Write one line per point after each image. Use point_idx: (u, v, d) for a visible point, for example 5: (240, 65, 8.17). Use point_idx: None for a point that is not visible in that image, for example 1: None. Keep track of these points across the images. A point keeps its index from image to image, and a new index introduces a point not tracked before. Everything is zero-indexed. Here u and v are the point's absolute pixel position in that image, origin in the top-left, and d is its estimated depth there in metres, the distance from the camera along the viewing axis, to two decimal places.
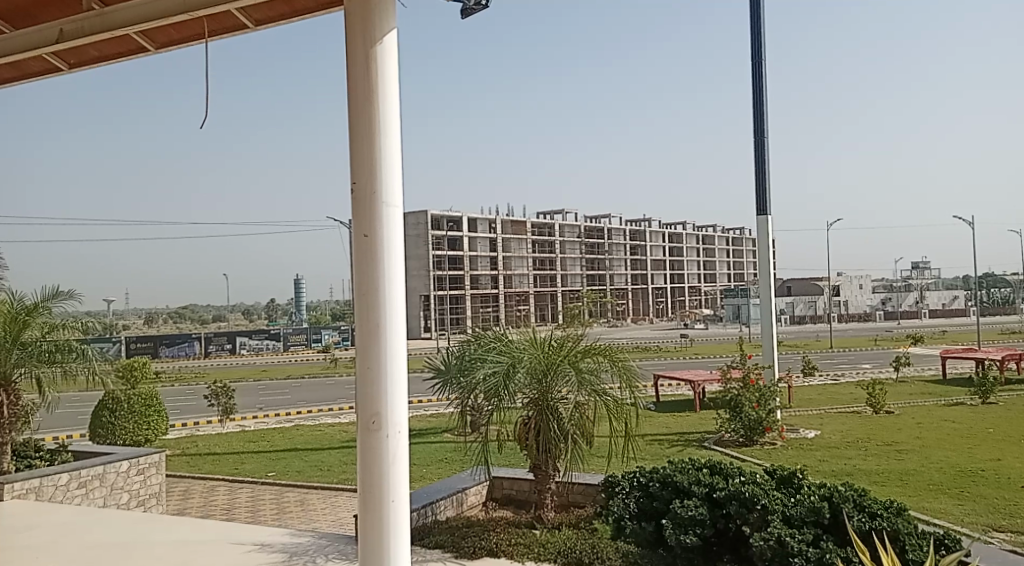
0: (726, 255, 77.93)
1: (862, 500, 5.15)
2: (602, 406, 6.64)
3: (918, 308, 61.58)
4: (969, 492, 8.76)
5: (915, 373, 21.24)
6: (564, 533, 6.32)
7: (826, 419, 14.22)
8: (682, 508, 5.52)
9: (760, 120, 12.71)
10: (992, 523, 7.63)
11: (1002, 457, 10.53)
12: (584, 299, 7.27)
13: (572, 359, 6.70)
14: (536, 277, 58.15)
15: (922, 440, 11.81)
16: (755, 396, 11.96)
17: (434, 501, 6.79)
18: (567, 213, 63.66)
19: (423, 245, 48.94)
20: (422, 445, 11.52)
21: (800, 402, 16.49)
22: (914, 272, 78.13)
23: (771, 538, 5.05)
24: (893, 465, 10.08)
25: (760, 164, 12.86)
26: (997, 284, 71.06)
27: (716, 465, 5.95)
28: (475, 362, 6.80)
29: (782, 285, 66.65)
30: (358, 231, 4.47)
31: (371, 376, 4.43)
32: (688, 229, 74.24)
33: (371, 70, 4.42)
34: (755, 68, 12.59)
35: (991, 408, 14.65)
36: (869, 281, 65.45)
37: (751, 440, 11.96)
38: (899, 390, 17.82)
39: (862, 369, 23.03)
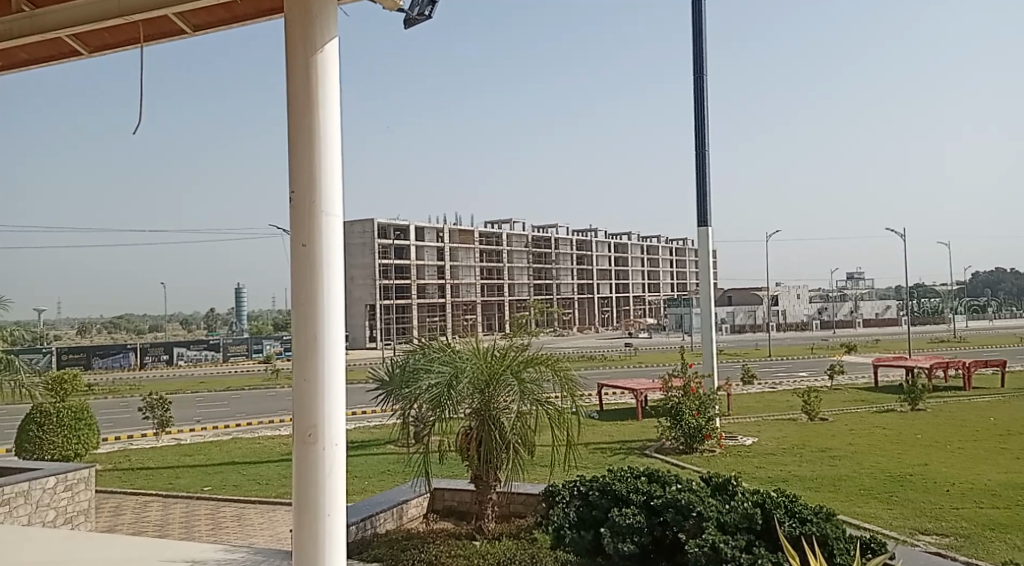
0: (670, 265, 79.25)
1: (794, 506, 5.29)
2: (545, 415, 6.67)
3: (852, 317, 63.35)
4: (896, 496, 9.04)
5: (848, 380, 21.95)
6: (504, 544, 6.32)
7: (763, 426, 14.54)
8: (620, 516, 5.59)
9: (702, 135, 12.98)
10: (918, 526, 7.91)
11: (929, 462, 10.89)
12: (531, 308, 7.33)
13: (514, 369, 6.71)
14: (483, 286, 58.12)
15: (854, 446, 12.16)
16: (695, 405, 12.18)
17: (373, 514, 6.70)
18: (514, 223, 63.91)
19: (369, 254, 48.40)
20: (364, 457, 11.43)
21: (738, 409, 16.84)
22: (848, 283, 80.50)
23: (706, 544, 5.12)
24: (827, 471, 10.35)
25: (701, 174, 13.10)
26: (927, 296, 73.55)
27: (654, 472, 6.05)
28: (419, 373, 6.79)
29: (722, 295, 67.90)
30: (296, 241, 4.42)
31: (308, 389, 4.38)
32: (634, 239, 75.21)
33: (311, 79, 4.39)
34: (697, 82, 12.86)
35: (919, 415, 15.17)
36: (806, 290, 67.09)
37: (692, 447, 12.08)
38: (833, 397, 18.35)
39: (798, 377, 23.64)
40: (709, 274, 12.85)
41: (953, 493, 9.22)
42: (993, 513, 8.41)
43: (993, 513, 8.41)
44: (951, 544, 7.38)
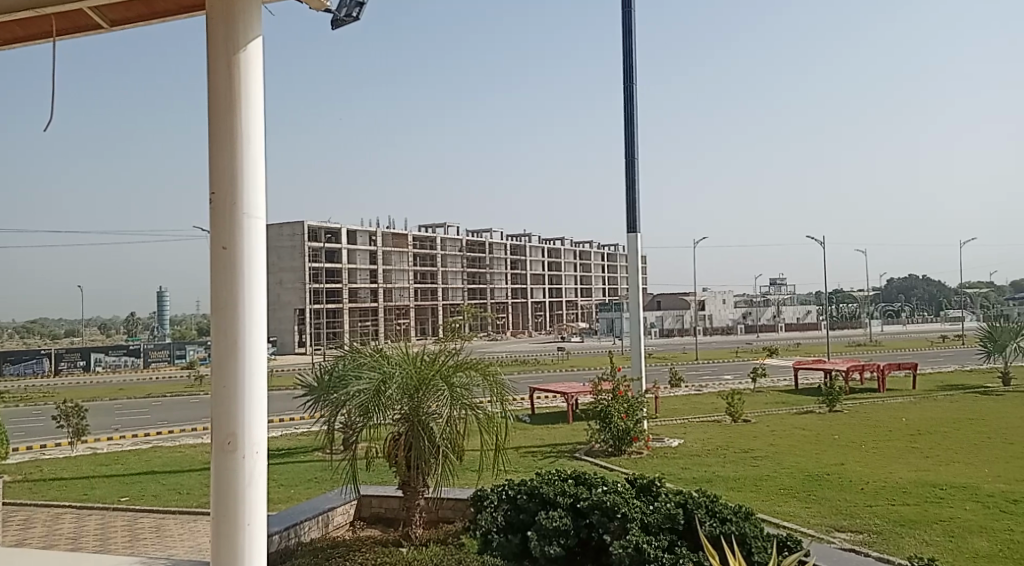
0: (603, 270, 80.22)
1: (714, 505, 5.43)
2: (474, 420, 6.68)
3: (775, 322, 65.21)
4: (814, 495, 9.34)
5: (770, 383, 22.59)
6: (432, 549, 6.30)
7: (689, 428, 14.83)
8: (547, 519, 5.63)
9: (632, 142, 13.18)
10: (833, 523, 8.20)
11: (844, 461, 11.30)
12: (465, 313, 7.33)
13: (444, 373, 6.68)
14: (416, 291, 57.75)
15: (775, 446, 12.53)
16: (623, 407, 12.34)
17: (298, 522, 6.58)
18: (448, 227, 63.72)
19: (298, 257, 47.60)
20: (290, 465, 11.23)
21: (665, 412, 17.15)
22: (772, 289, 82.85)
23: (629, 546, 5.20)
24: (749, 471, 10.62)
25: (630, 180, 13.31)
26: (847, 302, 76.22)
27: (581, 475, 6.12)
28: (348, 378, 6.71)
29: (652, 300, 69.02)
30: (216, 243, 4.33)
31: (227, 395, 4.29)
32: (567, 245, 75.83)
33: (234, 78, 4.31)
34: (627, 90, 13.07)
35: (836, 416, 15.72)
36: (732, 295, 68.75)
37: (620, 450, 12.25)
38: (756, 399, 18.85)
39: (723, 380, 24.21)
40: (638, 279, 13.07)
41: (867, 491, 9.58)
42: (903, 510, 8.77)
43: (904, 509, 8.77)
44: (865, 540, 7.67)
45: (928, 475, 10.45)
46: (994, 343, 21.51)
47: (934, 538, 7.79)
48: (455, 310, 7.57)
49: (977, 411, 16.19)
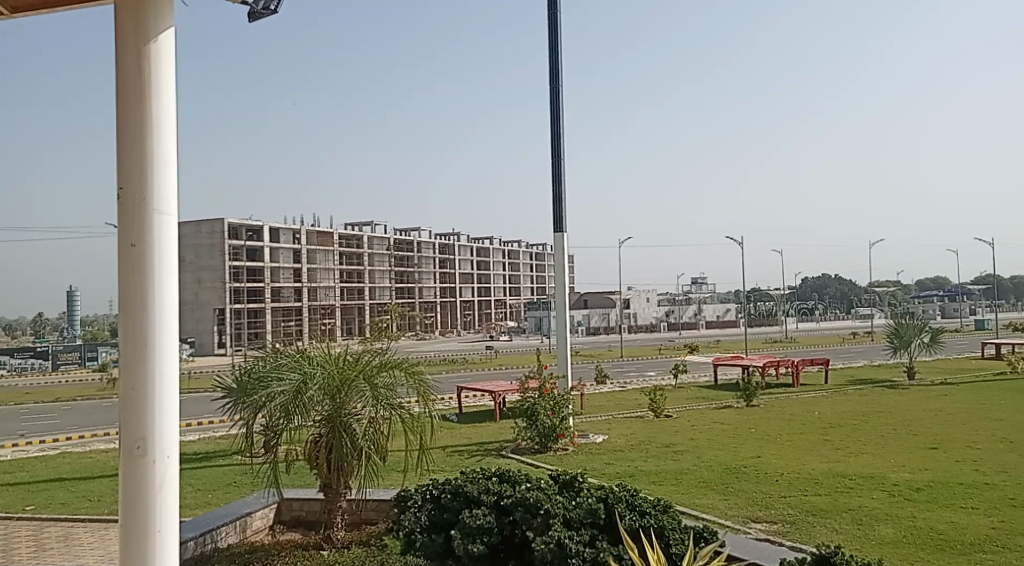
0: (531, 269, 80.65)
1: (634, 500, 5.53)
2: (398, 420, 6.63)
3: (697, 320, 66.73)
4: (732, 487, 9.60)
5: (692, 379, 23.12)
6: (354, 551, 6.23)
7: (613, 424, 15.05)
8: (470, 517, 5.63)
9: (559, 141, 13.28)
10: (750, 515, 8.44)
11: (761, 454, 11.66)
12: (391, 312, 7.26)
13: (367, 374, 6.60)
14: (342, 290, 56.95)
15: (695, 440, 12.83)
16: (550, 405, 12.43)
17: (215, 528, 6.42)
18: (375, 225, 63.06)
19: (219, 256, 46.42)
20: (209, 468, 10.94)
21: (590, 409, 17.37)
22: (695, 287, 84.78)
23: (552, 541, 5.24)
24: (670, 465, 10.85)
25: (556, 180, 13.42)
26: (766, 300, 78.53)
27: (505, 472, 6.14)
28: (267, 380, 6.56)
29: (579, 298, 69.74)
30: (125, 241, 4.17)
31: (136, 398, 4.14)
32: (495, 244, 75.95)
33: (144, 69, 4.17)
34: (553, 90, 13.17)
35: (754, 410, 16.19)
36: (657, 294, 70.07)
37: (546, 447, 12.32)
38: (678, 395, 19.27)
39: (647, 376, 24.67)
40: (564, 278, 13.18)
41: (782, 482, 9.90)
42: (816, 499, 9.10)
43: (816, 499, 9.10)
44: (779, 530, 7.92)
45: (839, 466, 10.86)
46: (900, 339, 22.49)
47: (843, 526, 8.10)
48: (382, 309, 7.50)
49: (884, 404, 16.90)
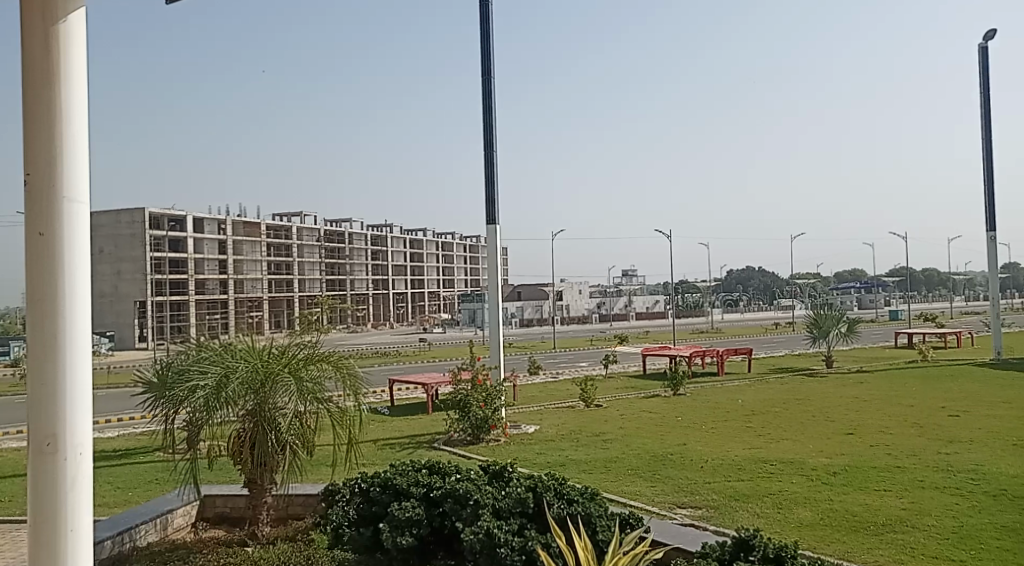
0: (464, 262, 80.53)
1: (562, 488, 5.60)
2: (325, 414, 6.54)
3: (628, 311, 67.69)
4: (659, 474, 9.79)
5: (622, 369, 23.46)
6: (279, 547, 6.14)
7: (545, 414, 15.17)
8: (399, 510, 5.59)
9: (491, 132, 13.27)
10: (676, 500, 8.63)
11: (687, 441, 11.92)
12: (321, 304, 7.14)
13: (292, 367, 6.48)
14: (270, 282, 55.83)
15: (624, 429, 13.03)
16: (482, 396, 12.46)
17: (133, 526, 6.23)
18: (305, 216, 62.00)
19: (139, 247, 44.95)
20: (130, 466, 10.60)
21: (522, 400, 17.46)
22: (626, 279, 85.97)
23: (481, 531, 5.26)
24: (600, 454, 11.00)
25: (489, 171, 13.40)
26: (695, 292, 80.16)
27: (435, 464, 6.12)
28: (188, 374, 6.38)
29: (512, 290, 69.95)
30: (32, 229, 3.99)
31: (45, 394, 3.98)
32: (428, 235, 75.56)
33: (53, 50, 3.99)
34: (485, 81, 13.14)
35: (681, 399, 16.53)
36: (588, 286, 70.80)
37: (478, 438, 12.32)
38: (607, 385, 19.53)
39: (579, 367, 24.93)
40: (495, 269, 13.19)
41: (707, 468, 10.15)
42: (739, 485, 9.34)
43: (740, 484, 9.34)
44: (703, 515, 8.11)
45: (761, 452, 11.18)
46: (819, 328, 23.26)
47: (764, 510, 8.35)
48: (311, 301, 7.38)
49: (805, 392, 17.49)
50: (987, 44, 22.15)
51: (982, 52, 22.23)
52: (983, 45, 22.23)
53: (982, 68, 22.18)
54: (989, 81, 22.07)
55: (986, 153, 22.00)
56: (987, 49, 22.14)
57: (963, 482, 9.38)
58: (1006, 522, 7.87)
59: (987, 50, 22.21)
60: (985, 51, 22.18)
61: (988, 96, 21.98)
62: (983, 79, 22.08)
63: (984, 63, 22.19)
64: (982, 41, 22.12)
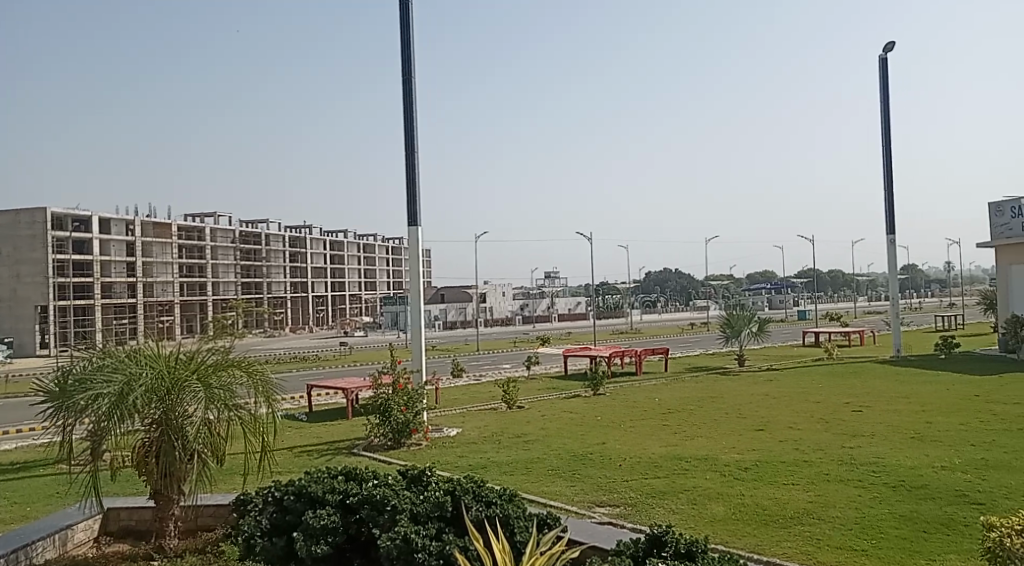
0: (386, 264, 79.75)
1: (480, 491, 5.59)
2: (237, 422, 6.35)
3: (550, 312, 68.21)
4: (579, 473, 9.89)
5: (543, 371, 23.61)
6: (187, 560, 5.94)
7: (467, 416, 15.15)
8: (314, 518, 5.48)
9: (411, 133, 13.17)
10: (596, 499, 8.74)
11: (606, 440, 12.08)
12: (235, 308, 6.95)
13: (202, 374, 6.28)
14: (182, 285, 54.06)
15: (545, 429, 13.12)
16: (403, 400, 12.37)
17: (30, 543, 5.93)
18: (219, 216, 60.33)
19: (41, 248, 42.88)
20: (29, 479, 10.08)
21: (444, 402, 17.39)
22: (549, 281, 86.64)
23: (398, 537, 5.21)
24: (521, 455, 11.04)
25: (410, 173, 13.31)
26: (615, 294, 81.34)
27: (351, 470, 6.03)
28: (89, 381, 6.12)
29: (435, 293, 69.60)
30: None
31: None
32: (349, 237, 74.53)
33: None
34: (405, 82, 13.04)
35: (601, 399, 16.75)
36: (511, 288, 71.03)
37: (399, 442, 12.20)
38: (529, 386, 19.64)
39: (501, 369, 24.98)
40: (416, 271, 13.10)
41: (626, 466, 10.31)
42: (655, 482, 9.51)
43: (656, 482, 9.52)
44: (621, 513, 8.24)
45: (677, 449, 11.42)
46: (732, 328, 23.95)
47: (679, 507, 8.53)
48: (225, 304, 7.17)
49: (719, 390, 17.96)
50: (887, 55, 23.23)
51: (882, 63, 23.31)
52: (883, 57, 23.31)
53: (882, 78, 23.25)
54: (888, 91, 23.15)
55: (886, 160, 23.06)
56: (886, 62, 23.23)
57: (865, 474, 9.79)
58: (904, 512, 8.24)
59: (887, 62, 23.28)
60: (884, 62, 23.25)
61: (888, 105, 23.05)
62: (883, 89, 23.15)
63: (883, 74, 23.26)
64: (882, 53, 23.19)
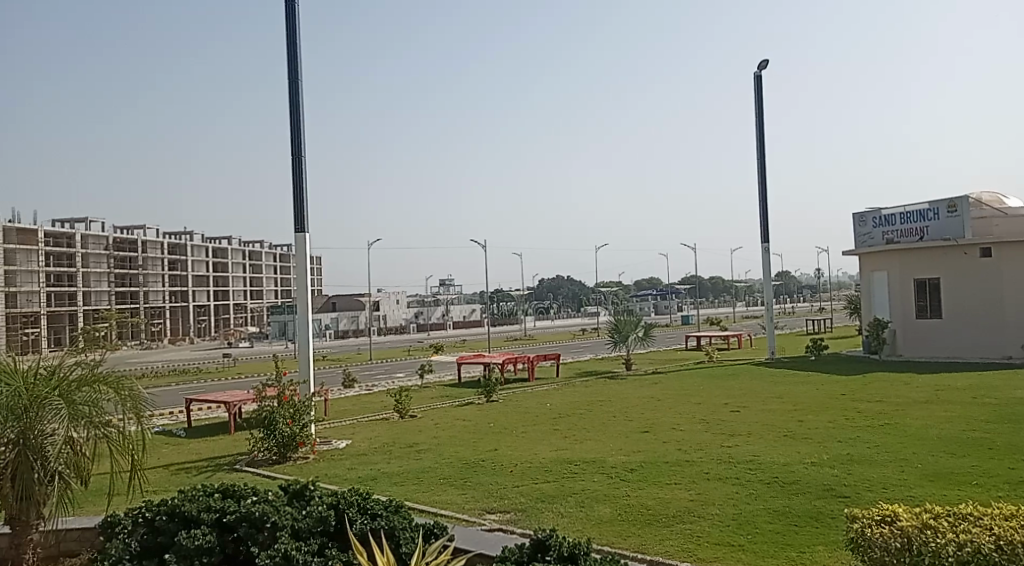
0: (273, 272, 77.62)
1: (365, 503, 5.49)
2: (104, 441, 6.02)
3: (444, 320, 68.00)
4: (470, 481, 9.87)
5: (436, 379, 23.47)
6: None
7: (357, 427, 14.88)
8: (188, 538, 5.25)
9: (298, 138, 12.88)
10: (486, 506, 8.75)
11: (498, 447, 12.12)
12: (105, 319, 6.60)
13: (65, 390, 5.92)
14: (50, 295, 50.94)
15: (437, 438, 13.03)
16: (289, 413, 12.03)
17: None
18: (91, 222, 57.24)
19: None
20: None
21: (334, 413, 17.02)
22: (442, 288, 86.42)
23: (278, 554, 5.05)
24: (412, 465, 10.92)
25: (297, 179, 12.99)
26: (508, 301, 81.88)
27: (229, 487, 5.80)
28: None
29: (326, 301, 68.19)
30: None
31: None
32: (234, 244, 72.14)
33: None
34: (292, 87, 12.74)
35: (494, 406, 16.79)
36: (404, 295, 70.39)
37: (285, 456, 11.85)
38: (422, 395, 19.48)
39: (394, 378, 24.70)
40: (304, 279, 12.80)
41: (517, 473, 10.36)
42: (544, 487, 9.61)
43: (545, 486, 9.61)
44: (510, 519, 8.27)
45: (566, 453, 11.58)
46: (620, 333, 24.51)
47: (568, 510, 8.63)
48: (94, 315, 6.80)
49: (608, 394, 18.33)
50: (761, 73, 24.40)
51: (756, 80, 24.46)
52: (758, 74, 24.46)
53: (757, 94, 24.39)
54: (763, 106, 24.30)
55: (762, 171, 24.18)
56: (760, 78, 24.39)
57: (742, 472, 10.20)
58: (777, 507, 8.63)
59: (761, 79, 24.46)
60: (759, 79, 24.41)
61: (763, 119, 24.19)
62: (758, 104, 24.29)
63: (758, 90, 24.42)
64: (756, 69, 24.33)
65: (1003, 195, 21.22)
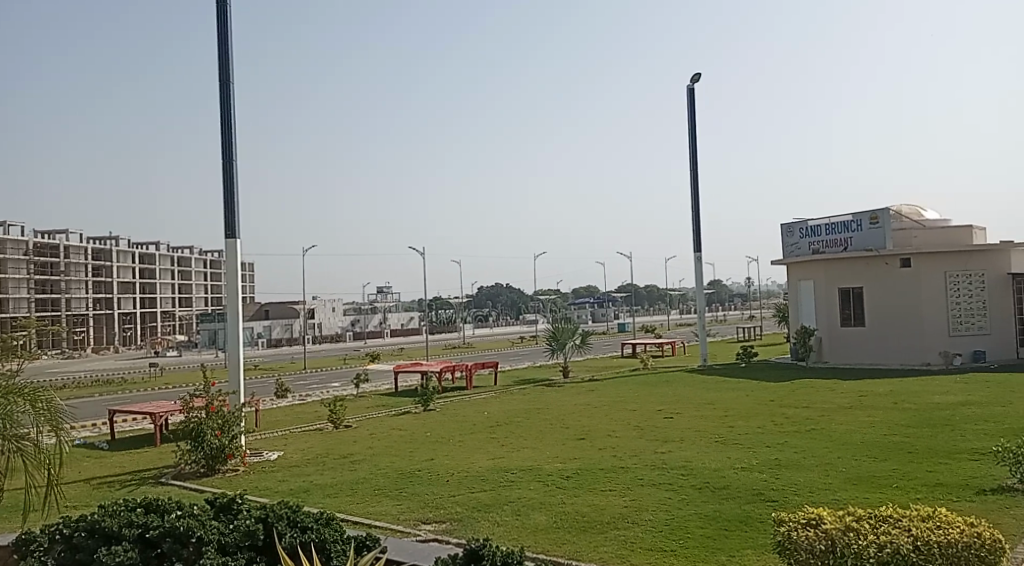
0: (203, 279, 75.83)
1: (295, 516, 5.40)
2: (18, 456, 5.78)
3: (381, 328, 67.41)
4: (405, 491, 9.78)
5: (372, 388, 23.23)
6: None
7: (289, 438, 14.62)
8: (108, 555, 5.06)
9: (229, 143, 12.63)
10: (421, 516, 8.68)
11: (434, 457, 12.04)
12: (22, 328, 6.35)
13: None
14: None
15: (372, 448, 12.89)
16: (218, 424, 11.74)
17: None
18: (10, 226, 55.07)
19: None
20: None
21: (266, 424, 16.68)
22: (379, 296, 85.69)
23: None
24: (346, 476, 10.78)
25: (227, 184, 12.73)
26: (446, 310, 81.67)
27: (152, 502, 5.63)
28: None
29: (259, 309, 66.91)
30: None
31: None
32: (163, 250, 70.27)
33: None
34: (223, 92, 12.49)
35: (430, 415, 16.70)
36: (340, 303, 69.56)
37: (214, 469, 11.56)
38: (357, 404, 19.24)
39: (328, 388, 24.33)
40: (235, 287, 12.53)
41: (452, 482, 10.32)
42: (480, 496, 9.59)
43: (481, 495, 9.59)
44: (445, 529, 8.22)
45: (503, 462, 11.58)
46: (557, 341, 24.67)
47: (503, 519, 8.63)
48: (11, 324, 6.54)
49: (544, 402, 18.42)
50: (693, 87, 24.92)
51: (689, 94, 24.97)
52: (690, 88, 24.99)
53: (689, 107, 24.91)
54: (695, 119, 24.82)
55: (694, 183, 24.67)
56: (693, 92, 24.91)
57: (674, 478, 10.36)
58: (708, 512, 8.78)
59: (693, 92, 24.98)
60: (691, 93, 24.93)
61: (695, 132, 24.70)
62: (690, 117, 24.79)
63: (690, 104, 24.93)
64: (689, 83, 24.85)
65: (922, 208, 22.13)
